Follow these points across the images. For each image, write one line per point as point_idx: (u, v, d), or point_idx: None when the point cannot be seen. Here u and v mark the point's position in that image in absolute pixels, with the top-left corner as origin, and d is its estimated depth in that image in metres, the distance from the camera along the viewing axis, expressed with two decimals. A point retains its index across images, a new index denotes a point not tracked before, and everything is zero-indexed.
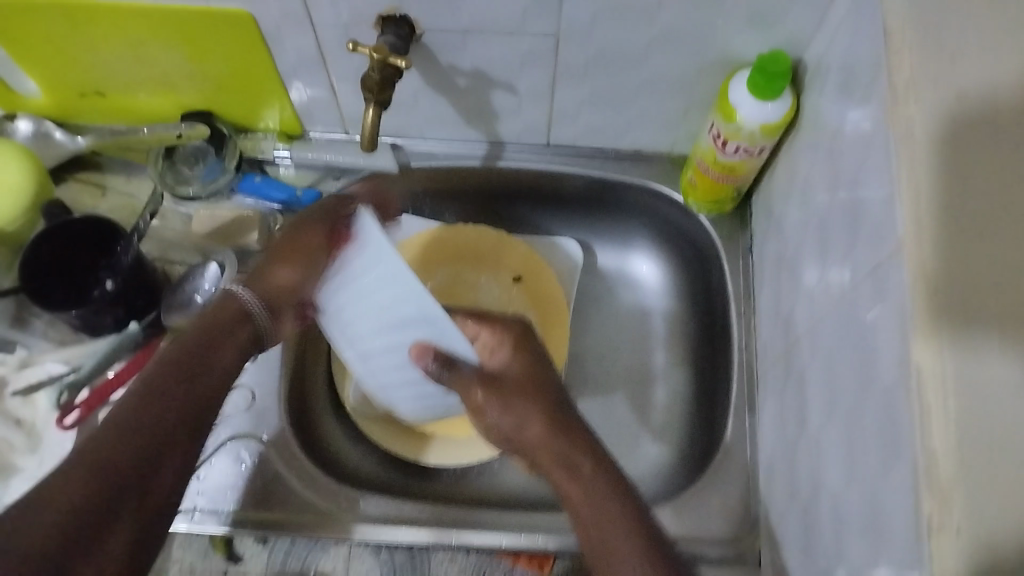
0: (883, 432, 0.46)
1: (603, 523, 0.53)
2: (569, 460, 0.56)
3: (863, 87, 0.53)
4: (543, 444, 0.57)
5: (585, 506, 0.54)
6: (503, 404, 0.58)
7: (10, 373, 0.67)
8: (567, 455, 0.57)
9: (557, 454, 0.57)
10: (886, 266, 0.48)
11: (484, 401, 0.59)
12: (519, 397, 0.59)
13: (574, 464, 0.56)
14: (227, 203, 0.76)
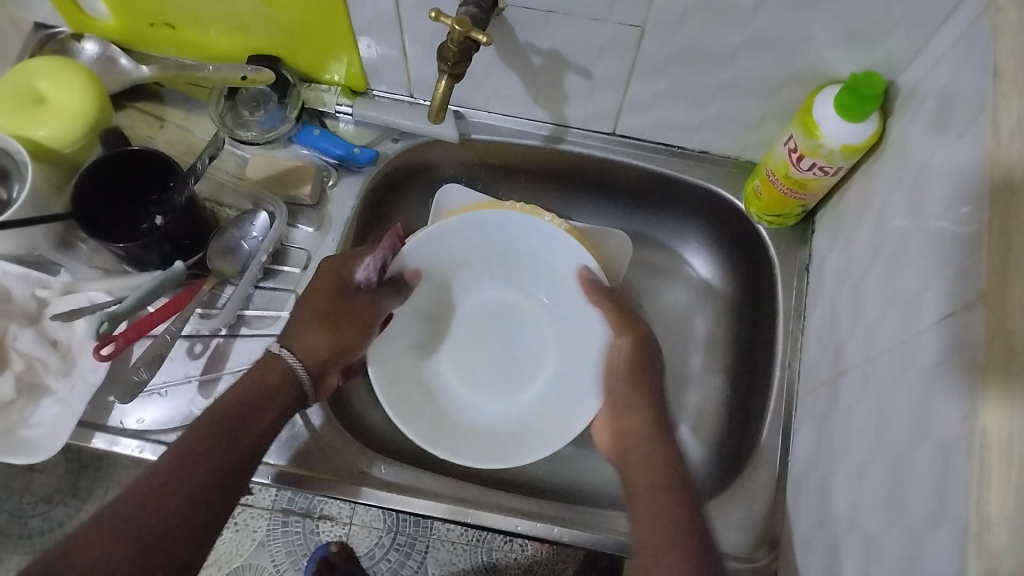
0: (931, 485, 0.45)
1: (661, 510, 0.55)
2: (663, 473, 0.57)
3: (962, 122, 0.51)
4: (643, 444, 0.60)
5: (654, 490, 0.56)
6: (643, 408, 0.63)
7: (52, 298, 0.66)
8: (662, 462, 0.58)
9: (649, 452, 0.59)
10: (960, 315, 0.46)
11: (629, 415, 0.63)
12: (640, 419, 0.62)
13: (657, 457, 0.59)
14: (283, 152, 0.76)
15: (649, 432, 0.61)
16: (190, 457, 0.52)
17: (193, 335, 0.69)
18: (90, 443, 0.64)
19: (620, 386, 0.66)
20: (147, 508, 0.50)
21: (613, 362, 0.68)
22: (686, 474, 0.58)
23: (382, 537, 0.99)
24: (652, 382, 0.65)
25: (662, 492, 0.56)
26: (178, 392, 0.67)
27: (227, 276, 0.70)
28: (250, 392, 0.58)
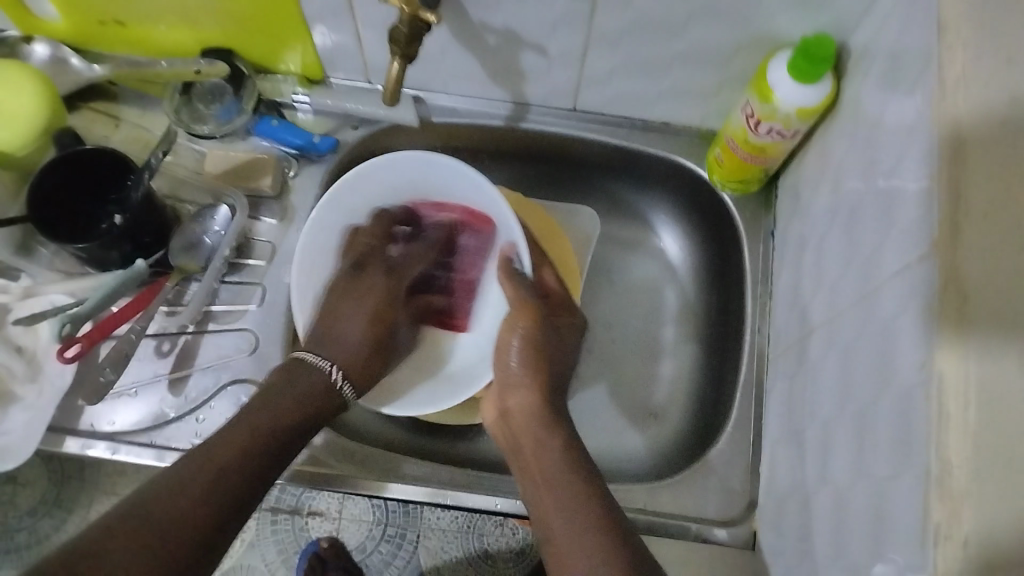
0: (895, 437, 0.45)
1: (567, 506, 0.52)
2: (560, 465, 0.54)
3: (910, 77, 0.51)
4: (533, 436, 0.57)
5: (545, 480, 0.54)
6: (532, 357, 0.61)
7: (14, 302, 0.66)
8: (549, 449, 0.56)
9: (537, 430, 0.57)
10: (915, 267, 0.46)
11: (520, 346, 0.62)
12: (529, 380, 0.60)
13: (544, 440, 0.56)
14: (242, 144, 0.75)
15: (530, 418, 0.58)
16: (231, 452, 0.50)
17: (160, 333, 0.68)
18: (62, 447, 0.64)
19: (513, 360, 0.62)
20: (176, 500, 0.46)
21: (504, 338, 0.63)
22: (582, 455, 0.55)
23: (372, 529, 0.99)
24: (544, 357, 0.61)
25: (567, 484, 0.53)
26: (149, 392, 0.66)
27: (190, 272, 0.69)
28: (261, 401, 0.55)
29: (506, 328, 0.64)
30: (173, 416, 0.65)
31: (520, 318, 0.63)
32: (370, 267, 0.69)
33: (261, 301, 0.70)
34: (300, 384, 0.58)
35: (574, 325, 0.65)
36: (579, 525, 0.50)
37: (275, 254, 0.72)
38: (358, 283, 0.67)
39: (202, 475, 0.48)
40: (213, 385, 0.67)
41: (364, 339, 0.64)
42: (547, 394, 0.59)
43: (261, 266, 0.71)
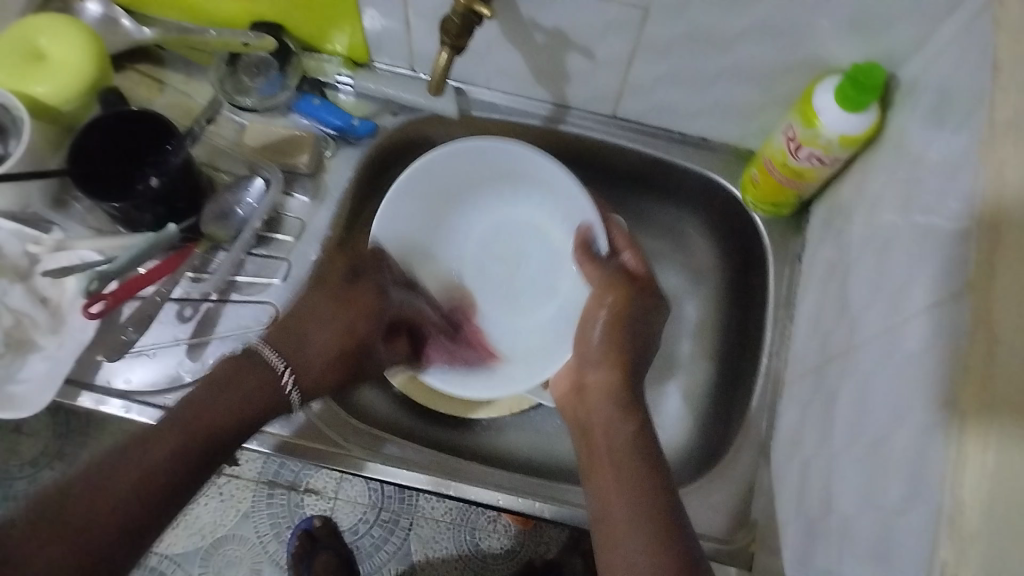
0: (907, 471, 0.45)
1: (632, 497, 0.51)
2: (632, 455, 0.54)
3: (958, 115, 0.51)
4: (604, 418, 0.57)
5: (619, 484, 0.52)
6: (617, 327, 0.62)
7: (43, 254, 0.66)
8: (620, 432, 0.55)
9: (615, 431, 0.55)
10: (947, 305, 0.46)
11: (605, 315, 0.63)
12: (609, 359, 0.60)
13: (616, 437, 0.55)
14: (281, 120, 0.75)
15: (606, 401, 0.58)
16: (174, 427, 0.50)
17: (183, 298, 0.69)
18: (75, 400, 0.64)
19: (596, 335, 0.63)
20: (146, 455, 0.48)
21: (590, 312, 0.65)
22: (652, 448, 0.54)
23: (366, 513, 0.99)
24: (624, 343, 0.61)
25: (632, 470, 0.52)
26: (166, 355, 0.67)
27: (219, 241, 0.70)
28: (210, 388, 0.54)
29: (594, 302, 0.65)
30: (189, 381, 0.66)
31: (605, 303, 0.64)
32: (361, 286, 0.66)
33: (286, 276, 0.70)
34: (250, 384, 0.55)
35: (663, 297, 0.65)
36: (642, 508, 0.50)
37: (304, 231, 0.72)
38: (347, 306, 0.64)
39: (136, 455, 0.48)
40: (230, 353, 0.67)
41: (325, 360, 0.60)
42: (629, 382, 0.59)
43: (288, 242, 0.72)
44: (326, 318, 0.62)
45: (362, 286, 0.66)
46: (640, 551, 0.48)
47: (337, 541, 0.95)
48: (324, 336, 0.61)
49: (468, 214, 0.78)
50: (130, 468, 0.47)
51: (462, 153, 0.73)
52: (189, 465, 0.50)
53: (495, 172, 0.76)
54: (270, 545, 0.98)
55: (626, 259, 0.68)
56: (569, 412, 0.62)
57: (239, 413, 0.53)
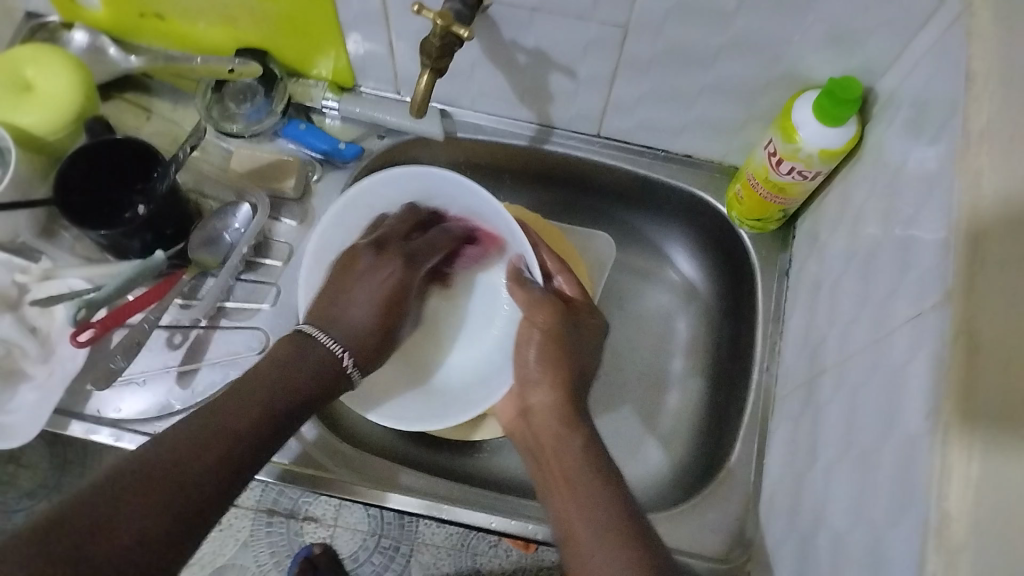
0: (896, 484, 0.45)
1: (591, 504, 0.53)
2: (583, 469, 0.55)
3: (934, 126, 0.52)
4: (552, 437, 0.58)
5: (577, 494, 0.54)
6: (547, 351, 0.62)
7: (32, 283, 0.66)
8: (570, 447, 0.57)
9: (563, 449, 0.57)
10: (928, 315, 0.46)
11: (535, 344, 0.63)
12: (550, 369, 0.61)
13: (564, 449, 0.57)
14: (268, 146, 0.76)
15: (550, 419, 0.59)
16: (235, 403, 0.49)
17: (172, 325, 0.69)
18: (66, 429, 0.65)
19: (531, 359, 0.62)
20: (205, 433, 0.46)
21: (524, 334, 0.64)
22: (602, 454, 0.57)
23: (366, 539, 0.99)
24: (562, 360, 0.61)
25: (585, 481, 0.54)
26: (157, 383, 0.67)
27: (209, 268, 0.69)
28: (279, 365, 0.53)
29: (526, 331, 0.64)
30: (179, 408, 0.66)
31: (535, 330, 0.64)
32: (388, 253, 0.66)
33: (275, 301, 0.71)
34: (309, 362, 0.54)
35: (594, 325, 0.65)
36: (598, 515, 0.52)
37: (292, 255, 0.73)
38: (371, 269, 0.64)
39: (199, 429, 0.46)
40: (221, 379, 0.67)
41: (368, 333, 0.60)
42: (567, 393, 0.60)
43: (277, 266, 0.72)
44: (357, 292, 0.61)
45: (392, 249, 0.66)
46: (600, 551, 0.50)
47: (336, 568, 0.94)
48: (363, 309, 0.61)
49: None
50: (189, 452, 0.45)
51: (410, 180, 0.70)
52: (263, 435, 0.49)
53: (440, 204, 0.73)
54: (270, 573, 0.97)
55: (561, 284, 0.68)
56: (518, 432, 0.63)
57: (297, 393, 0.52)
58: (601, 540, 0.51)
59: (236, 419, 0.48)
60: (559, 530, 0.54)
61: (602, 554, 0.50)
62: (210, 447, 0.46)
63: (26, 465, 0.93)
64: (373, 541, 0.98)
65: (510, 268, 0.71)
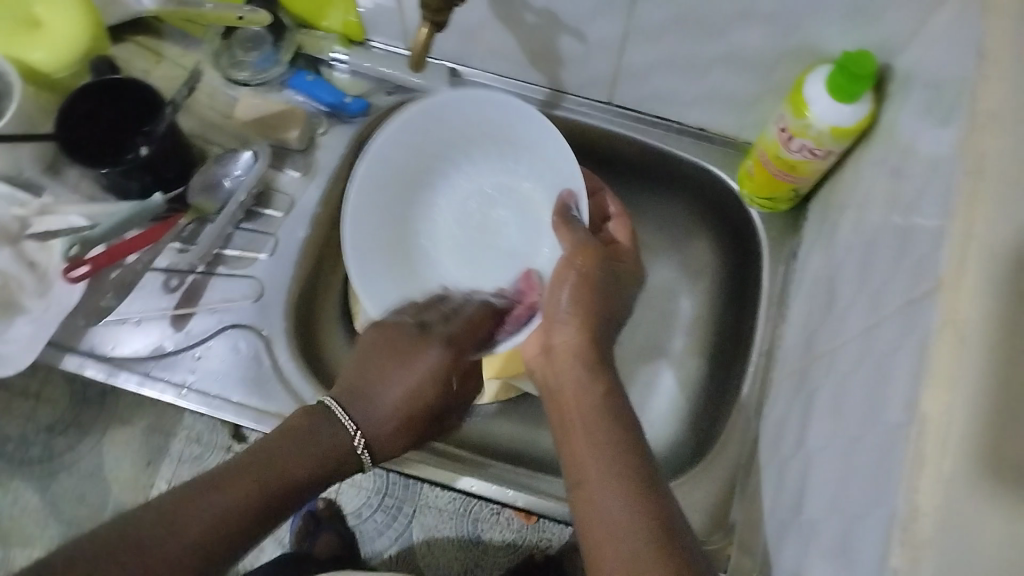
0: (871, 472, 0.44)
1: (608, 452, 0.52)
2: (603, 425, 0.53)
3: (947, 107, 0.49)
4: (574, 380, 0.57)
5: (596, 452, 0.52)
6: (582, 295, 0.60)
7: (30, 216, 0.67)
8: (593, 402, 0.55)
9: (589, 402, 0.55)
10: (917, 301, 0.45)
11: (569, 288, 0.60)
12: (580, 306, 0.59)
13: (590, 403, 0.55)
14: (276, 96, 0.75)
15: (574, 365, 0.57)
16: (247, 474, 0.50)
17: (169, 269, 0.70)
18: (60, 363, 0.66)
19: (563, 300, 0.60)
20: (207, 511, 0.48)
21: (559, 273, 0.62)
22: (625, 407, 0.55)
23: (370, 496, 0.98)
24: (595, 308, 0.59)
25: (604, 433, 0.53)
26: (151, 325, 0.68)
27: (206, 214, 0.70)
28: (281, 438, 0.53)
29: (562, 269, 0.62)
30: (171, 350, 0.67)
31: (571, 273, 0.61)
32: (429, 337, 0.58)
33: (273, 251, 0.71)
34: (318, 446, 0.53)
35: (626, 271, 0.64)
36: (613, 464, 0.51)
37: (293, 207, 0.72)
38: (409, 354, 0.57)
39: (209, 499, 0.48)
40: (216, 325, 0.68)
41: (399, 417, 0.56)
42: (593, 340, 0.58)
43: (277, 217, 0.72)
44: (408, 363, 0.56)
45: (428, 343, 0.57)
46: (617, 514, 0.49)
47: (337, 523, 0.96)
48: (392, 393, 0.56)
49: (451, 171, 0.75)
50: (187, 517, 0.47)
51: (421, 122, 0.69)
52: (262, 511, 0.50)
53: (463, 130, 0.72)
54: (274, 525, 0.98)
55: (612, 229, 0.68)
56: (540, 376, 0.61)
57: (317, 472, 0.53)
58: (615, 504, 0.49)
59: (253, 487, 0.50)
60: (576, 488, 0.52)
61: (615, 505, 0.49)
62: (203, 516, 0.48)
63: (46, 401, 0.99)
64: (377, 499, 0.98)
65: (560, 202, 0.68)
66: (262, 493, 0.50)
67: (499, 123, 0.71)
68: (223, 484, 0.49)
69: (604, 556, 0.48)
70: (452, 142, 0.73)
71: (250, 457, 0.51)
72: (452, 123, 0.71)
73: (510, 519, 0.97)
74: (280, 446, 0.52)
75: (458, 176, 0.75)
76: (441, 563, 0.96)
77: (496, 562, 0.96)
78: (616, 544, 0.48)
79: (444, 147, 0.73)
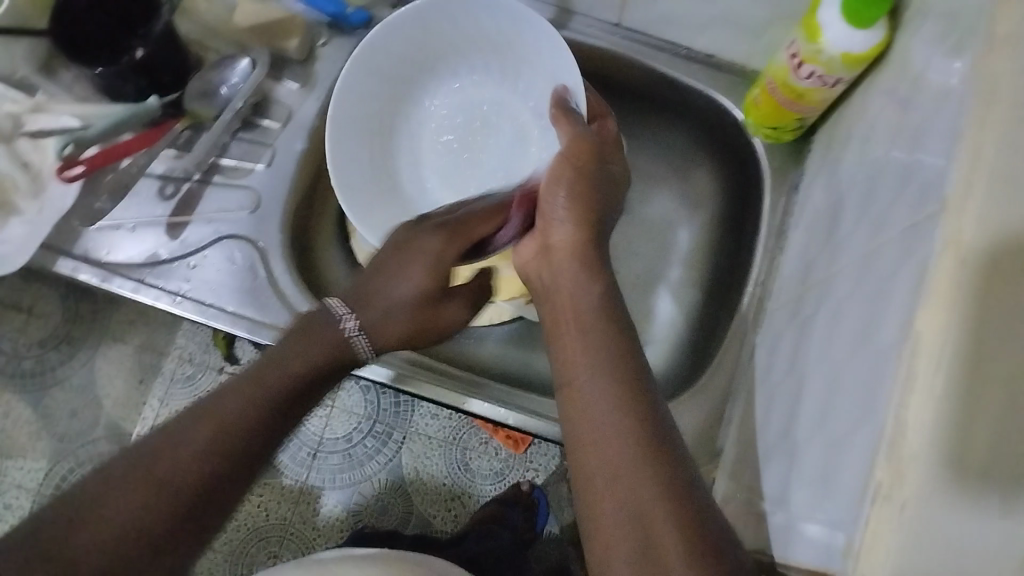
0: (860, 393, 0.45)
1: (598, 353, 0.52)
2: (598, 328, 0.54)
3: (963, 30, 0.48)
4: (570, 282, 0.57)
5: (588, 357, 0.52)
6: (583, 192, 0.59)
7: (23, 113, 0.65)
8: (585, 303, 0.55)
9: (582, 304, 0.55)
10: (920, 225, 0.45)
11: (565, 187, 0.59)
12: (580, 205, 0.59)
13: (581, 306, 0.55)
14: (275, 4, 0.71)
15: (570, 264, 0.57)
16: (257, 374, 0.52)
17: (164, 176, 0.69)
18: (53, 266, 0.65)
19: (560, 197, 0.59)
20: (220, 411, 0.49)
21: (555, 172, 0.60)
22: (619, 309, 0.55)
23: (361, 423, 0.99)
24: (591, 203, 0.59)
25: (599, 337, 0.53)
26: (145, 232, 0.67)
27: (202, 120, 0.69)
28: (287, 346, 0.54)
29: (557, 165, 0.61)
30: (165, 258, 0.67)
31: (567, 167, 0.60)
32: (421, 233, 0.59)
33: (269, 163, 0.70)
34: (317, 343, 0.55)
35: (619, 167, 0.63)
36: (604, 367, 0.51)
37: (291, 119, 0.71)
38: (406, 252, 0.58)
39: (223, 404, 0.50)
40: (212, 235, 0.68)
41: (416, 323, 0.58)
42: (592, 238, 0.59)
43: (275, 129, 0.71)
44: (404, 265, 0.58)
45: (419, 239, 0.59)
46: (606, 414, 0.49)
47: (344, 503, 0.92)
48: (407, 287, 0.57)
49: (443, 83, 0.73)
50: (205, 424, 0.49)
51: (419, 18, 0.68)
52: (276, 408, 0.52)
53: (456, 34, 0.70)
54: None
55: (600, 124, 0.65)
56: (535, 272, 0.61)
57: (318, 369, 0.54)
58: (604, 405, 0.49)
59: (258, 385, 0.51)
60: (568, 389, 0.52)
61: (604, 403, 0.49)
62: (222, 419, 0.49)
63: (37, 317, 0.96)
64: (368, 425, 0.98)
65: (556, 96, 0.66)
66: (273, 394, 0.52)
67: (496, 36, 0.69)
68: (235, 389, 0.51)
69: (586, 458, 0.48)
70: (444, 49, 0.71)
71: (256, 367, 0.52)
72: (441, 30, 0.69)
73: (499, 448, 0.98)
74: (288, 349, 0.54)
75: (451, 86, 0.74)
76: (428, 489, 0.97)
77: (483, 490, 0.98)
78: (598, 445, 0.48)
79: (438, 57, 0.72)
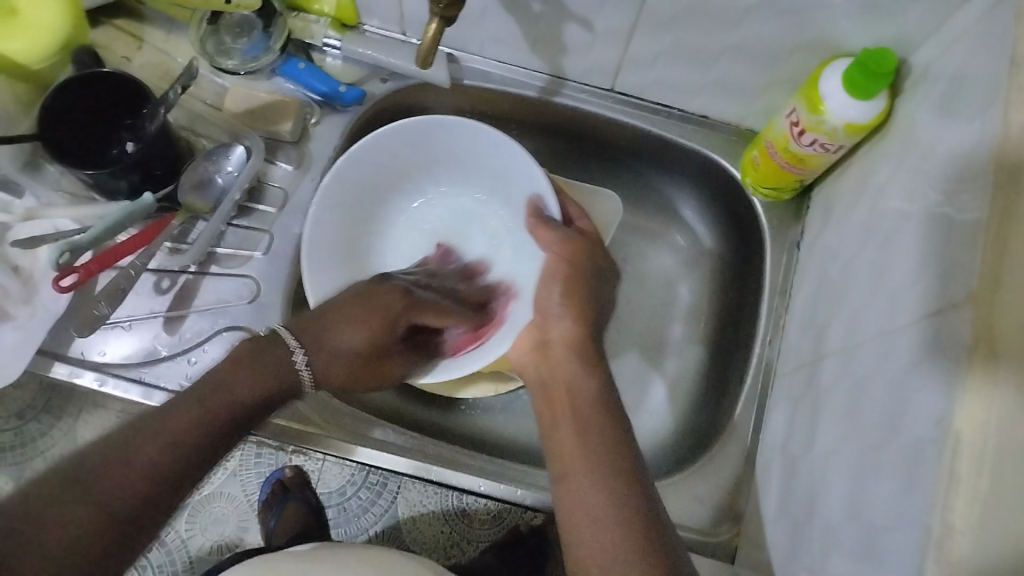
0: (899, 485, 0.44)
1: (592, 443, 0.52)
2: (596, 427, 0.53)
3: (973, 108, 0.49)
4: (568, 375, 0.57)
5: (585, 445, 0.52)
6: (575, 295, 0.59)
7: (14, 222, 0.64)
8: (577, 400, 0.55)
9: (579, 403, 0.55)
10: (946, 314, 0.44)
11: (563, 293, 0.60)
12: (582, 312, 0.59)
13: (581, 411, 0.54)
14: (265, 84, 0.71)
15: (570, 359, 0.58)
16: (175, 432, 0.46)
17: (160, 269, 0.67)
18: (49, 370, 0.64)
19: (556, 296, 0.60)
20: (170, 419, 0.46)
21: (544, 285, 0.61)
22: (614, 401, 0.56)
23: (354, 473, 0.81)
24: (587, 303, 0.60)
25: (595, 429, 0.53)
26: (143, 328, 0.66)
27: (198, 213, 0.67)
28: (232, 365, 0.50)
29: (551, 264, 0.62)
30: (164, 354, 0.65)
31: (560, 268, 0.61)
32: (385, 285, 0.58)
33: (268, 249, 0.69)
34: (267, 374, 0.51)
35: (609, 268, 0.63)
36: (601, 463, 0.51)
37: (287, 202, 0.70)
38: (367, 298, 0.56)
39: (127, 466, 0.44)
40: (209, 328, 0.66)
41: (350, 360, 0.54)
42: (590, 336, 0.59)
43: (271, 214, 0.69)
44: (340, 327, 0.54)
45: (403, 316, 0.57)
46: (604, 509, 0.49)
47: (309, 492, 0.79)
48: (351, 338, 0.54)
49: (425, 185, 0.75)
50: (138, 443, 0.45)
51: (392, 143, 0.69)
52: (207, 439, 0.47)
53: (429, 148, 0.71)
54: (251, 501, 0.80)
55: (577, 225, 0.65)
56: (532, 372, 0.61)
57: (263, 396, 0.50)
58: (607, 510, 0.49)
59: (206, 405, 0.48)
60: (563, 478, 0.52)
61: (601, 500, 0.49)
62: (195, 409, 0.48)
63: None
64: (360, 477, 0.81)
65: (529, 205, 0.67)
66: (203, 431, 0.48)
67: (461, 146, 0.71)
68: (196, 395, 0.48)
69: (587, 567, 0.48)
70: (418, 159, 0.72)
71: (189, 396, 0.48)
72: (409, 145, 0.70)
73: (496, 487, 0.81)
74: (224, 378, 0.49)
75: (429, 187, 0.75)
76: (426, 538, 0.80)
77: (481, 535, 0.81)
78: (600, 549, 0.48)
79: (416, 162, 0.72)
